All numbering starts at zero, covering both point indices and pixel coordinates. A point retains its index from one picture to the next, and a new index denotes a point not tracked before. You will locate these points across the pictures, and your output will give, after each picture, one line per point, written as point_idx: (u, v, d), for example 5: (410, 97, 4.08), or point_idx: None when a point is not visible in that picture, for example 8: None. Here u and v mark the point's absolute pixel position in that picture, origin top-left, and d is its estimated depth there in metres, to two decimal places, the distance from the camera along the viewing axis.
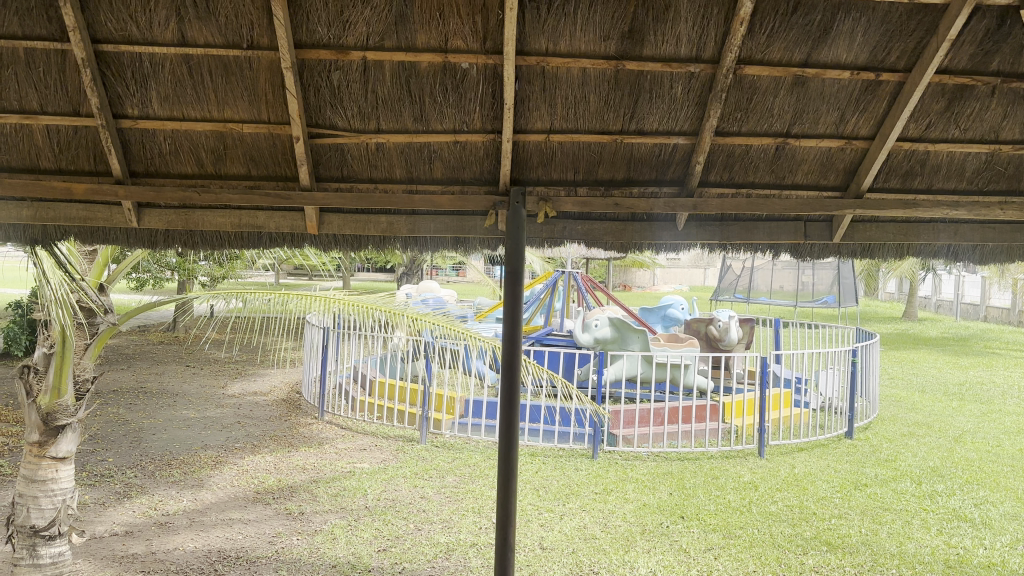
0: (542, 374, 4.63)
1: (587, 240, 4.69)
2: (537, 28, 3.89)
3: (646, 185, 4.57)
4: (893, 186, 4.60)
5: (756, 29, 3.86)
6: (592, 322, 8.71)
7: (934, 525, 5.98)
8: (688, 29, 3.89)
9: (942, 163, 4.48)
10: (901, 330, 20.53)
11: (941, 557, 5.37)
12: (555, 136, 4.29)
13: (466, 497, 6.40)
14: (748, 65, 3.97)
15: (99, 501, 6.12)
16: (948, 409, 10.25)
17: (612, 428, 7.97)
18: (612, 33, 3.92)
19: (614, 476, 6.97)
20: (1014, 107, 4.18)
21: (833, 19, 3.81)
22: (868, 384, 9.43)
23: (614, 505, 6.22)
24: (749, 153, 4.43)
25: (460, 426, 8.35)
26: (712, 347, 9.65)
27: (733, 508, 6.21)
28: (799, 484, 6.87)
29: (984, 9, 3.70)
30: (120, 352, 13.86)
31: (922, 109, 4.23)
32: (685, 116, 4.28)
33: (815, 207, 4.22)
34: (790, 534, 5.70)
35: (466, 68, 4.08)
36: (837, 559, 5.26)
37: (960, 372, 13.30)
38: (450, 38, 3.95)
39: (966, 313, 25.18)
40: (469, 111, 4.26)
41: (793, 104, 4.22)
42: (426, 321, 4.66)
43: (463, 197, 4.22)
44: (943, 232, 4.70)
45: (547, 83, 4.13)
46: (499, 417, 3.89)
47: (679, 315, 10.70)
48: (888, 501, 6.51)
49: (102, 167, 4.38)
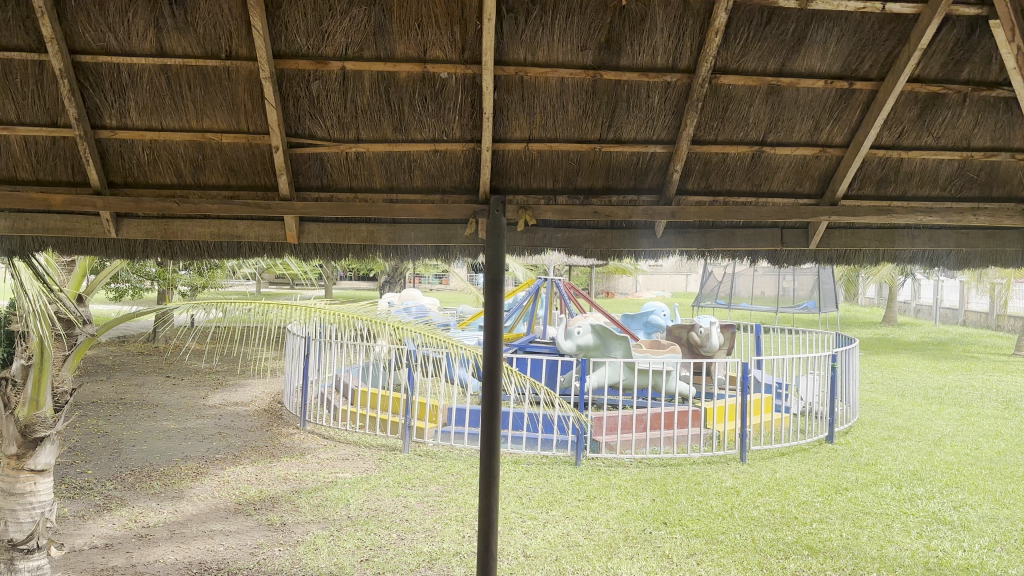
0: (525, 382, 4.64)
1: (567, 248, 4.72)
2: (515, 38, 3.92)
3: (624, 193, 4.61)
4: (867, 193, 4.66)
5: (731, 38, 3.91)
6: (575, 329, 8.77)
7: (914, 528, 6.05)
8: (664, 39, 3.94)
9: (915, 170, 4.55)
10: (880, 335, 20.77)
11: (920, 559, 5.42)
12: (534, 145, 4.31)
13: (449, 506, 6.40)
14: (724, 75, 4.02)
15: (78, 514, 6.06)
16: (927, 413, 10.37)
17: (595, 435, 7.96)
18: (589, 43, 3.96)
19: (597, 482, 6.99)
20: (984, 115, 4.26)
21: (807, 29, 3.87)
22: (848, 389, 9.53)
23: (597, 512, 6.24)
24: (725, 161, 4.48)
25: (443, 434, 8.35)
26: (694, 353, 9.71)
27: (715, 513, 6.25)
28: (780, 488, 6.92)
29: (954, 19, 3.78)
30: (98, 363, 13.73)
31: (895, 117, 4.29)
32: (663, 125, 4.32)
33: (790, 214, 4.26)
34: (771, 539, 5.74)
35: (445, 78, 4.11)
36: (818, 563, 5.31)
37: (938, 376, 13.47)
38: (428, 48, 3.97)
39: (944, 317, 25.48)
40: (448, 120, 4.27)
41: (768, 113, 4.26)
42: (407, 330, 4.65)
43: (444, 206, 4.23)
44: (920, 240, 4.75)
45: (526, 93, 4.16)
46: (481, 425, 3.91)
47: (661, 321, 10.76)
48: (868, 504, 6.57)
49: (80, 178, 4.36)
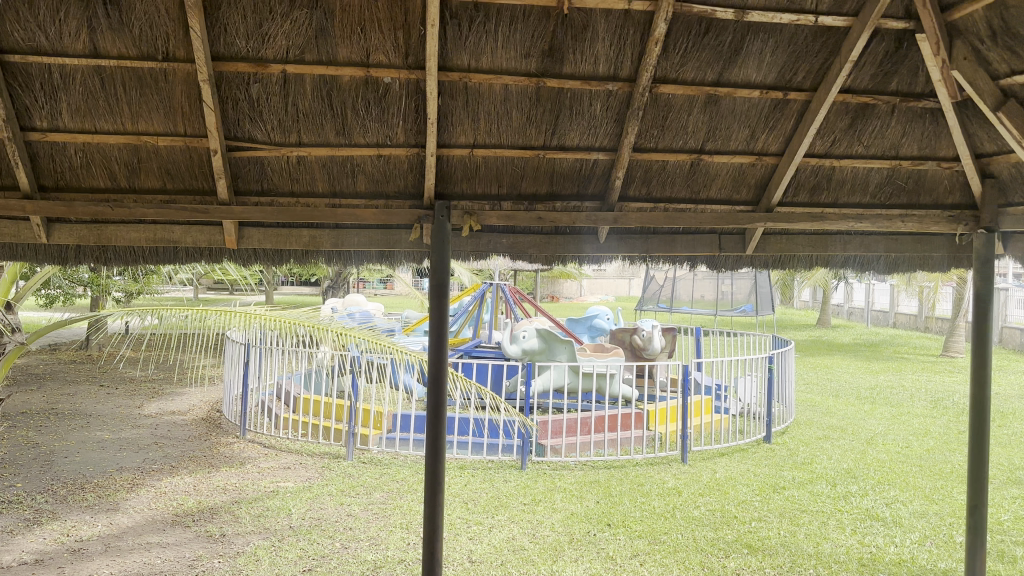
0: (471, 387, 4.63)
1: (512, 253, 4.75)
2: (459, 44, 3.93)
3: (568, 199, 4.66)
4: (802, 201, 4.81)
5: (670, 49, 3.99)
6: (520, 334, 8.79)
7: (848, 524, 6.25)
8: (605, 48, 4.00)
9: (846, 177, 4.72)
10: (815, 337, 21.41)
11: (854, 555, 5.60)
12: (479, 151, 4.33)
13: (394, 513, 6.35)
14: (664, 84, 4.11)
15: (6, 529, 5.81)
16: (859, 412, 10.73)
17: (540, 439, 8.00)
18: (532, 50, 3.99)
19: (542, 486, 7.03)
20: (911, 125, 4.44)
21: (743, 40, 3.98)
22: (784, 390, 9.80)
23: (543, 515, 6.28)
24: (665, 168, 4.57)
25: (388, 441, 8.35)
26: (637, 356, 9.85)
27: (658, 514, 6.35)
28: (720, 488, 7.08)
29: (883, 33, 3.94)
30: (26, 372, 13.22)
31: (827, 126, 4.44)
32: (605, 133, 4.38)
33: (727, 220, 4.37)
34: (712, 538, 5.86)
35: (389, 83, 4.08)
36: (757, 561, 5.44)
37: (869, 376, 13.96)
38: (371, 53, 3.95)
39: (875, 320, 26.41)
40: (392, 126, 4.25)
41: (707, 122, 4.36)
42: (351, 336, 4.61)
43: (388, 211, 4.21)
44: (852, 245, 4.95)
45: (470, 99, 4.17)
46: (426, 431, 3.91)
47: (605, 325, 10.88)
48: (804, 502, 6.77)
49: (8, 181, 4.20)
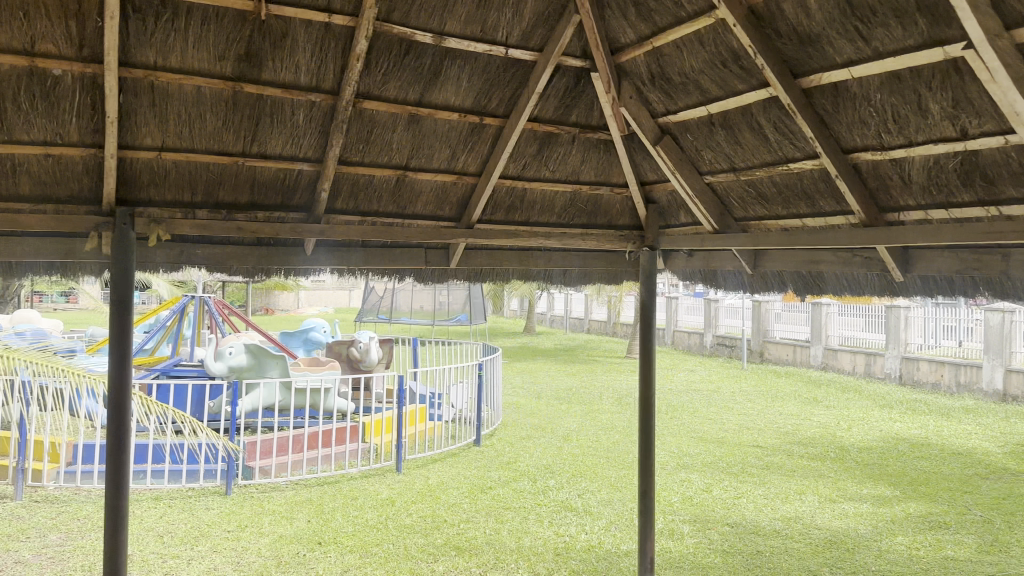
0: (163, 410, 4.26)
1: (209, 265, 4.48)
2: (142, 40, 3.61)
3: (271, 210, 4.53)
4: (498, 219, 5.16)
5: (372, 66, 4.04)
6: (227, 349, 8.28)
7: (545, 517, 6.77)
8: (307, 58, 3.94)
9: (537, 199, 5.15)
10: (522, 344, 22.97)
11: (550, 546, 6.07)
12: (168, 155, 4.04)
13: (72, 556, 5.62)
14: (367, 100, 4.16)
15: None
16: (558, 412, 11.71)
17: (248, 461, 7.60)
18: (228, 53, 3.80)
19: (250, 509, 6.69)
20: (589, 153, 4.96)
21: (441, 64, 4.14)
22: (492, 395, 10.38)
23: (249, 541, 5.96)
24: (371, 183, 4.62)
25: (66, 476, 7.34)
26: (352, 369, 9.79)
27: (370, 526, 6.36)
28: (431, 494, 7.28)
29: (563, 69, 4.35)
30: None
31: (519, 150, 4.81)
32: (309, 144, 4.32)
33: (432, 235, 4.52)
34: (422, 545, 6.00)
35: (58, 75, 3.63)
36: (464, 562, 5.68)
37: (568, 378, 15.31)
38: (36, 40, 3.48)
39: (574, 326, 29.04)
40: (63, 122, 3.79)
41: (410, 139, 4.49)
42: (12, 359, 4.00)
43: (58, 218, 3.73)
44: (556, 257, 5.45)
45: (157, 99, 3.86)
46: (105, 460, 3.52)
47: (320, 337, 10.67)
48: (508, 500, 7.21)
49: None
